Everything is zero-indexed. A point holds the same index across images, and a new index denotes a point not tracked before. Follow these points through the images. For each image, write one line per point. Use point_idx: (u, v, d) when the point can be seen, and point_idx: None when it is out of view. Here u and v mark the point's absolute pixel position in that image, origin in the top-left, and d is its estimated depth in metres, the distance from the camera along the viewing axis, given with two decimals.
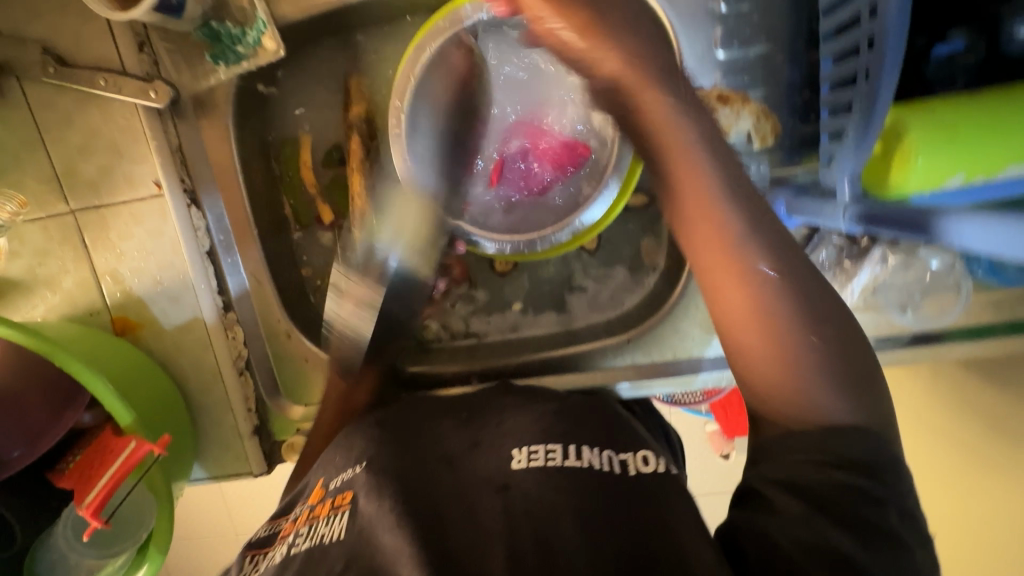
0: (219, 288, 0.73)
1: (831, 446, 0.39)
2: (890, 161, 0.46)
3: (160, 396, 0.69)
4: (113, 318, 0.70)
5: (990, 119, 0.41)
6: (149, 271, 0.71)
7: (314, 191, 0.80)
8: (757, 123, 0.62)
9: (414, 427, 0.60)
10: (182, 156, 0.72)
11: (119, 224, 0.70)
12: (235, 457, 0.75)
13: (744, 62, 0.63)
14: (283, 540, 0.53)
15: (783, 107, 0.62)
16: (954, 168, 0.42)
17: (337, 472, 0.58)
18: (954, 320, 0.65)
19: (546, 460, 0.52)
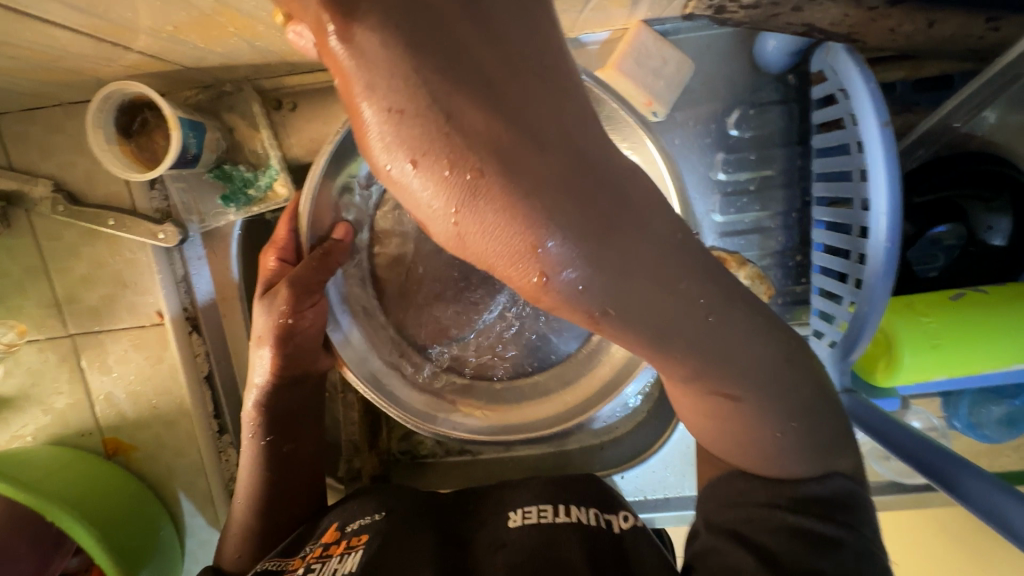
0: (216, 411, 0.73)
1: (783, 489, 0.43)
2: (885, 358, 0.58)
3: (151, 525, 0.67)
4: (105, 440, 0.71)
5: (965, 341, 0.56)
6: (144, 395, 0.71)
7: None
8: (756, 286, 0.67)
9: (421, 502, 0.62)
10: (187, 284, 0.73)
11: (117, 349, 0.71)
12: None
13: (740, 226, 0.70)
14: (292, 573, 0.54)
15: (778, 268, 0.71)
16: (937, 370, 0.56)
17: (354, 517, 0.60)
18: None
19: (539, 518, 0.57)
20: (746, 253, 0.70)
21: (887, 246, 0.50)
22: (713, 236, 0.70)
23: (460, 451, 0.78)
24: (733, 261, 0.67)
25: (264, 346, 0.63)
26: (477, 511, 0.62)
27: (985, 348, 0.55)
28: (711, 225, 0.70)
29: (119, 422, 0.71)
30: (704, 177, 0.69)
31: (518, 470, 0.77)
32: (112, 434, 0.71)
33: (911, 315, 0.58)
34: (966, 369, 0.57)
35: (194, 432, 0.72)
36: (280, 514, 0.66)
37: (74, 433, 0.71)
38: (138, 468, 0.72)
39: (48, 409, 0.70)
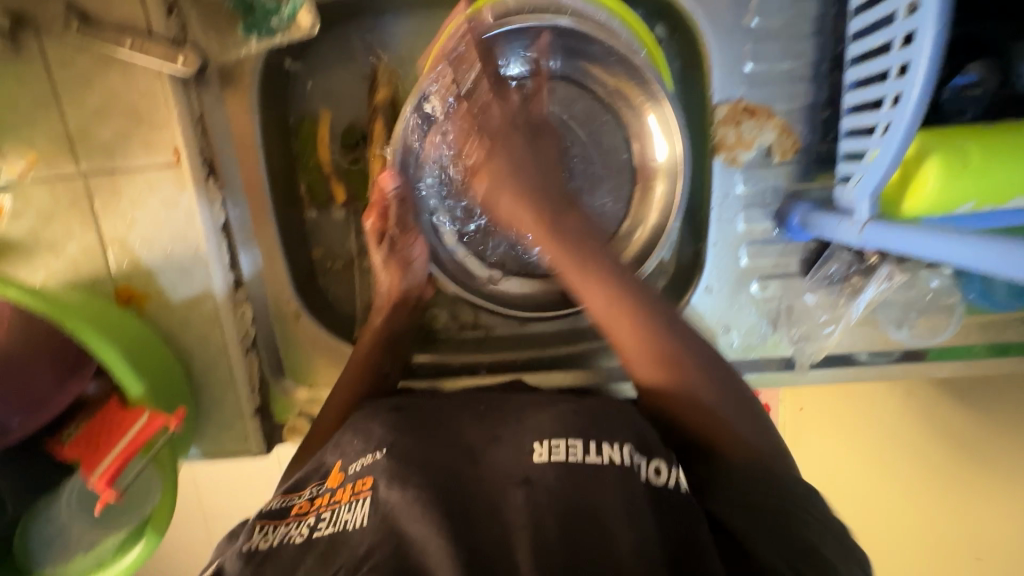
0: (231, 264, 0.71)
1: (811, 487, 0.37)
2: (906, 185, 0.53)
3: (162, 378, 0.67)
4: (118, 288, 0.69)
5: (1003, 161, 0.49)
6: (159, 242, 0.68)
7: (331, 171, 0.78)
8: (779, 138, 0.65)
9: (433, 418, 0.60)
10: (203, 127, 0.67)
11: (132, 192, 0.67)
12: (236, 436, 0.74)
13: (769, 76, 0.64)
14: (302, 520, 0.52)
15: (805, 124, 0.65)
16: (966, 195, 0.50)
17: (357, 456, 0.57)
18: (943, 338, 0.68)
19: (568, 455, 0.50)
20: (775, 107, 0.64)
21: (925, 85, 0.46)
22: (741, 87, 0.64)
23: (473, 325, 0.79)
24: (757, 112, 0.64)
25: (385, 271, 0.71)
26: (488, 417, 0.59)
27: (1010, 168, 0.49)
28: (741, 78, 0.64)
29: (133, 270, 0.69)
30: (733, 20, 0.62)
31: (527, 343, 0.77)
32: (125, 282, 0.69)
33: (944, 140, 0.52)
34: (995, 197, 0.50)
35: (209, 286, 0.69)
36: (329, 416, 0.67)
37: (86, 280, 0.69)
38: (154, 319, 0.70)
39: (60, 253, 0.68)
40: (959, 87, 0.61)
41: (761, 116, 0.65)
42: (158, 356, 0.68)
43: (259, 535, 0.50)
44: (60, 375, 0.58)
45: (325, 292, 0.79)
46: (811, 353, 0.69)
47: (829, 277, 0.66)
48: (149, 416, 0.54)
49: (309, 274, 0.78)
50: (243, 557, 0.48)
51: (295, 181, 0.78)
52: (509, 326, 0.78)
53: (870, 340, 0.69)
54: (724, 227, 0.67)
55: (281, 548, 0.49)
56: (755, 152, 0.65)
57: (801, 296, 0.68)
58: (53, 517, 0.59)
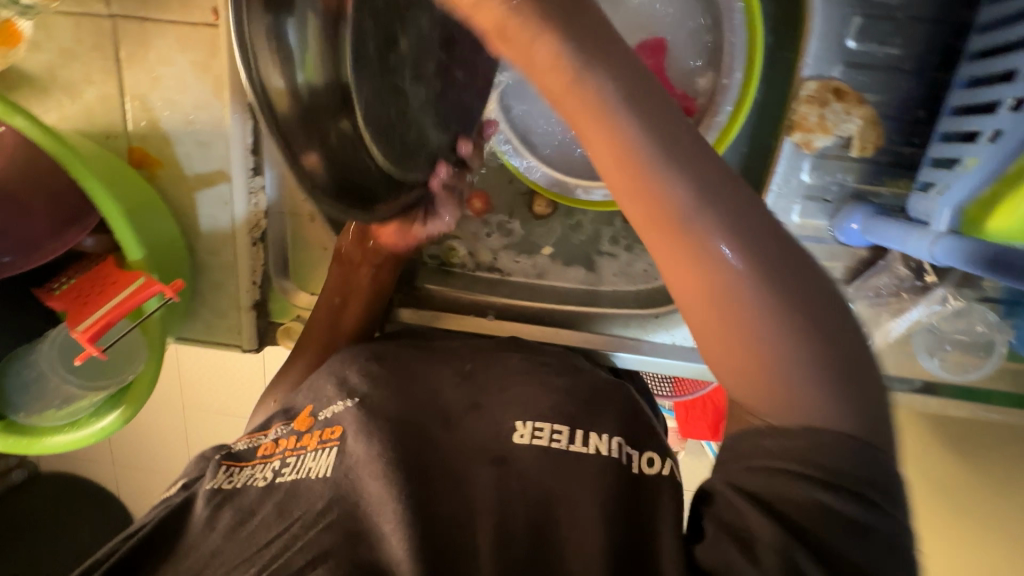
0: (253, 146, 0.66)
1: (816, 463, 0.37)
2: (995, 206, 0.47)
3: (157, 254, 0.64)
4: (132, 148, 0.65)
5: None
6: (182, 105, 0.64)
7: None
8: (862, 130, 0.58)
9: (412, 371, 0.64)
10: None
11: (161, 45, 0.62)
12: (228, 327, 0.72)
13: (872, 61, 0.57)
14: (269, 462, 0.58)
15: (892, 121, 0.59)
16: None
17: (327, 403, 0.62)
18: (970, 380, 0.64)
19: (550, 441, 0.55)
20: (867, 95, 0.58)
21: None
22: (837, 66, 0.57)
23: (489, 267, 0.76)
24: (847, 96, 0.58)
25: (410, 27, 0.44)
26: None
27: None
28: (839, 54, 0.57)
29: (149, 132, 0.65)
30: None
31: (541, 295, 0.75)
32: (139, 144, 0.65)
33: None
34: None
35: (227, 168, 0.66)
36: (312, 343, 0.70)
37: (100, 132, 0.65)
38: (164, 188, 0.67)
39: (78, 97, 0.64)
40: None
41: (851, 102, 0.58)
42: (161, 227, 0.65)
43: (226, 476, 0.59)
44: (56, 225, 0.54)
45: None
46: None
47: (875, 289, 0.63)
48: (145, 280, 0.50)
49: None
50: (209, 497, 0.57)
51: None
52: (526, 275, 0.75)
53: (896, 363, 0.65)
54: (778, 219, 0.62)
55: (245, 490, 0.56)
56: (833, 140, 0.59)
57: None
58: (35, 363, 0.59)
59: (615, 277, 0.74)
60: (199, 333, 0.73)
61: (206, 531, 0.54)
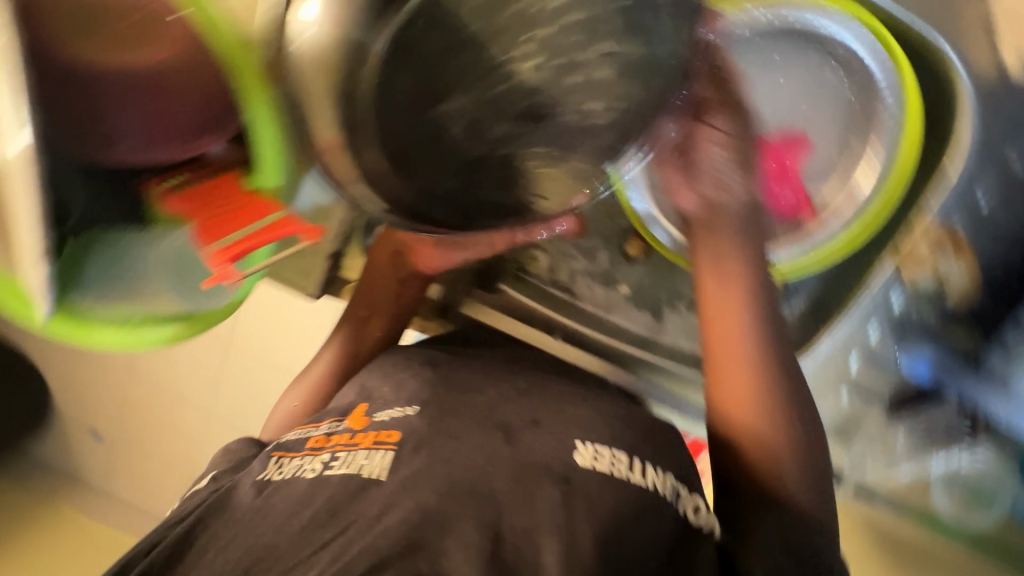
0: None
1: (796, 538, 0.50)
2: None
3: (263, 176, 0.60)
4: None
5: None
6: None
7: None
8: (957, 279, 0.62)
9: (468, 386, 0.64)
10: None
11: None
12: (296, 271, 0.69)
13: (992, 224, 0.61)
14: (318, 455, 0.56)
15: (985, 288, 0.63)
16: None
17: (384, 408, 0.62)
18: (971, 527, 0.68)
19: (612, 468, 0.55)
20: (978, 252, 0.62)
21: None
22: (962, 219, 0.61)
23: (563, 285, 0.76)
24: (959, 245, 0.62)
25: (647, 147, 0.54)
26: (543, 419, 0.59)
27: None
28: (968, 213, 0.61)
29: None
30: (1000, 150, 0.59)
31: (603, 328, 0.76)
32: None
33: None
34: None
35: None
36: (369, 313, 0.71)
37: None
38: None
39: None
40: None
41: (959, 250, 0.62)
42: None
43: (275, 467, 0.56)
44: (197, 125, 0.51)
45: None
46: (860, 476, 0.69)
47: (921, 422, 0.66)
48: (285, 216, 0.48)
49: None
50: (257, 488, 0.54)
51: None
52: (594, 304, 0.76)
53: (906, 493, 0.69)
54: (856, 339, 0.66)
55: (294, 482, 0.54)
56: (928, 280, 0.63)
57: (880, 429, 0.68)
58: (123, 242, 0.52)
59: (677, 332, 0.75)
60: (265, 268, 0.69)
61: (257, 517, 0.51)
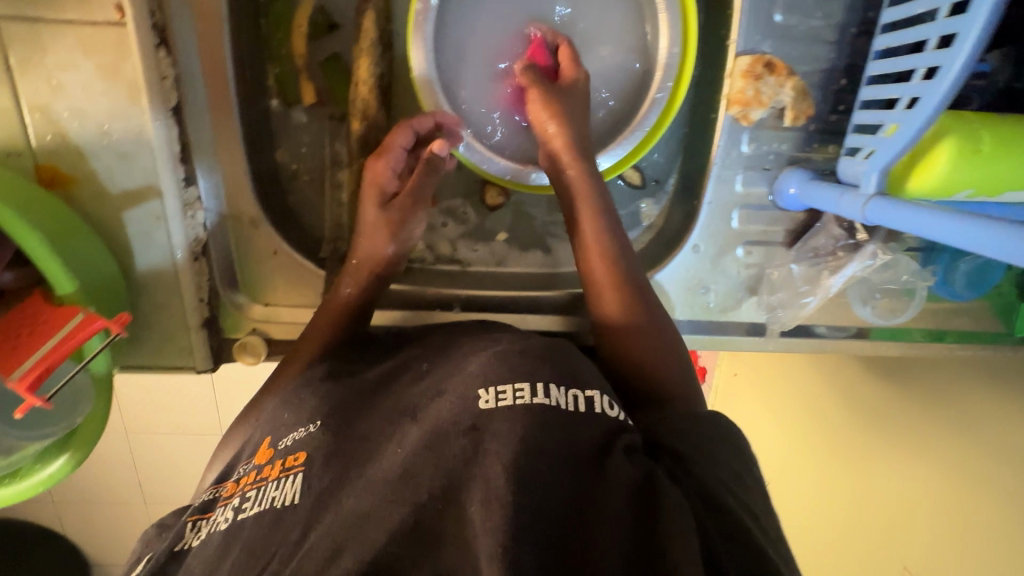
0: (184, 157, 0.62)
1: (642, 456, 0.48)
2: (917, 166, 0.59)
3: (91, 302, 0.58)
4: (40, 165, 0.59)
5: (1009, 154, 0.56)
6: (93, 115, 0.58)
7: (302, 63, 0.70)
8: (795, 101, 0.71)
9: (355, 414, 0.57)
10: (162, 33, 0.57)
11: (60, 51, 0.56)
12: (179, 348, 0.68)
13: (796, 32, 0.69)
14: (229, 500, 0.54)
15: (822, 90, 0.72)
16: (966, 185, 0.58)
17: (286, 432, 0.58)
18: (901, 322, 0.77)
19: (515, 400, 0.48)
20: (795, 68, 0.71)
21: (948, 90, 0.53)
22: (766, 42, 0.70)
23: (450, 258, 0.83)
24: (779, 69, 0.70)
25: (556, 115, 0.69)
26: (447, 390, 0.53)
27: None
28: (769, 29, 0.69)
29: (59, 146, 0.59)
30: None
31: (499, 281, 0.81)
32: (48, 160, 0.59)
33: (962, 120, 0.58)
34: (990, 188, 0.58)
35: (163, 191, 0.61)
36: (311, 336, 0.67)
37: None
38: (86, 206, 0.62)
39: None
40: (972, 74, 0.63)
41: (783, 74, 0.70)
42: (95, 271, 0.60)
43: (192, 532, 0.55)
44: None
45: (290, 199, 0.74)
46: (785, 320, 0.77)
47: (814, 250, 0.75)
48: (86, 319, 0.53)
49: (273, 180, 0.73)
50: (179, 556, 0.54)
51: (263, 74, 0.71)
52: (485, 262, 0.83)
53: (833, 315, 0.78)
54: (724, 185, 0.74)
55: (210, 538, 0.52)
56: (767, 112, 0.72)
57: (780, 272, 0.76)
58: None
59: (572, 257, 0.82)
60: (143, 362, 0.68)
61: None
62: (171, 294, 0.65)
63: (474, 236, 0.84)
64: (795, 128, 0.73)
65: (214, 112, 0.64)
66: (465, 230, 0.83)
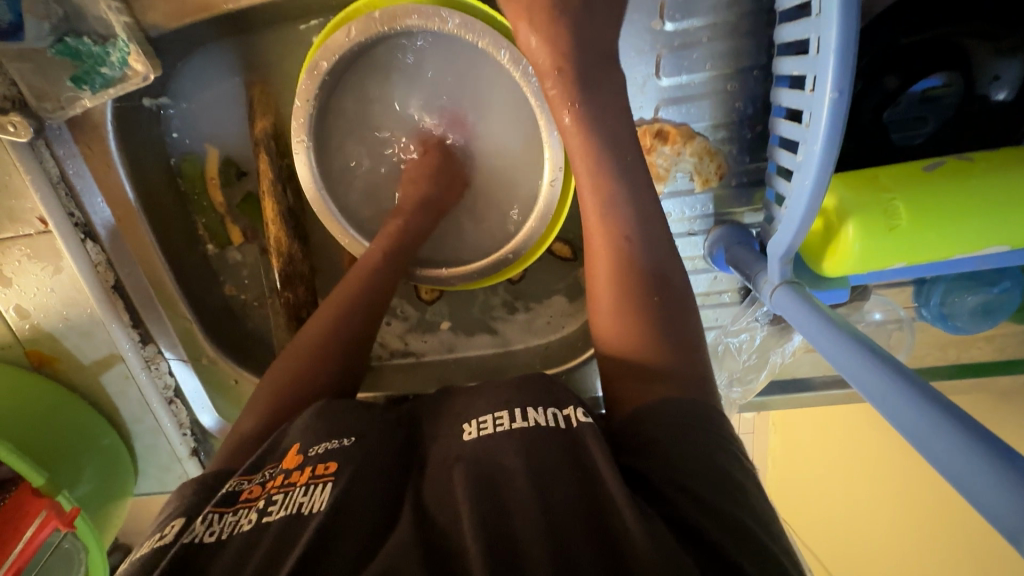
0: (134, 322, 0.70)
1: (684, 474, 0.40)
2: (829, 243, 0.49)
3: (88, 459, 0.67)
4: (27, 352, 0.69)
5: (934, 217, 0.46)
6: (53, 307, 0.67)
7: (223, 210, 0.76)
8: (699, 164, 0.60)
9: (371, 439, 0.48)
10: (86, 225, 0.66)
11: (11, 262, 0.65)
12: (177, 476, 0.77)
13: (689, 91, 0.58)
14: (249, 504, 0.43)
15: (734, 144, 0.60)
16: (894, 258, 0.48)
17: (317, 437, 0.48)
18: None
19: (495, 428, 0.45)
20: (694, 127, 0.60)
21: (820, 172, 0.43)
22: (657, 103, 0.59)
23: (404, 352, 0.78)
24: (674, 135, 0.60)
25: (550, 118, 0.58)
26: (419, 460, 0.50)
27: (959, 234, 0.46)
28: (654, 93, 0.59)
29: (37, 335, 0.68)
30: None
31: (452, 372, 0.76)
32: (33, 347, 0.69)
33: (871, 192, 0.48)
34: (931, 257, 0.48)
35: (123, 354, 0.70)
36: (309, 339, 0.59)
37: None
38: (70, 379, 0.71)
39: None
40: (921, 92, 0.53)
41: (679, 140, 0.60)
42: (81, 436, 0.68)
43: (205, 526, 0.41)
44: None
45: (243, 329, 0.79)
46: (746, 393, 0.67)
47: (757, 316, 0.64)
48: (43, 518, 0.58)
49: (227, 312, 0.79)
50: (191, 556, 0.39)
51: (193, 224, 0.77)
52: (437, 351, 0.78)
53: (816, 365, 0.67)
54: None
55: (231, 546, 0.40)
56: (676, 180, 0.62)
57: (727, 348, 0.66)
58: None
59: (521, 334, 0.76)
60: (152, 487, 0.78)
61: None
62: (156, 433, 0.74)
63: (422, 328, 0.79)
64: (709, 192, 0.62)
65: (150, 277, 0.71)
66: (413, 324, 0.79)
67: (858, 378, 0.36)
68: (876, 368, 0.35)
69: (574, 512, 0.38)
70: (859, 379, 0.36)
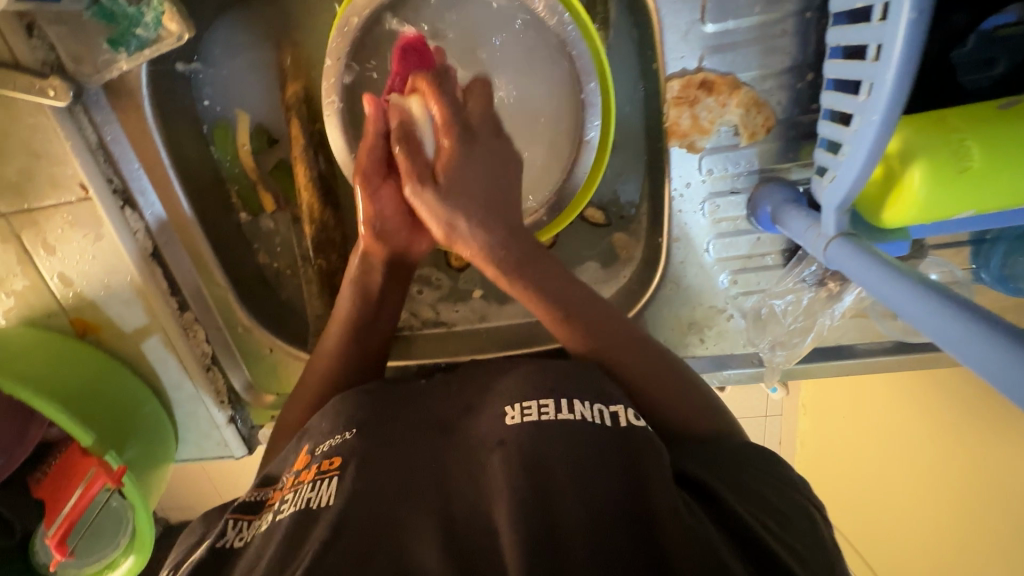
0: (172, 289, 0.71)
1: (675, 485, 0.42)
2: (893, 190, 0.46)
3: (130, 424, 0.68)
4: (71, 320, 0.69)
5: (1014, 162, 0.42)
6: (93, 274, 0.67)
7: (256, 176, 0.77)
8: (745, 118, 0.58)
9: (390, 429, 0.50)
10: (124, 191, 0.66)
11: (53, 230, 0.64)
12: (215, 442, 0.78)
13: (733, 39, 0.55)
14: (269, 508, 0.48)
15: (782, 95, 0.57)
16: (964, 206, 0.44)
17: (323, 437, 0.52)
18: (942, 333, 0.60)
19: (539, 417, 0.46)
20: (740, 77, 0.57)
21: (887, 110, 0.40)
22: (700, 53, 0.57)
23: (434, 322, 0.77)
24: (718, 86, 0.57)
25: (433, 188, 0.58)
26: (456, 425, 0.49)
27: None
28: (697, 41, 0.56)
29: (79, 302, 0.68)
30: None
31: (483, 342, 0.75)
32: (76, 314, 0.69)
33: (942, 133, 0.44)
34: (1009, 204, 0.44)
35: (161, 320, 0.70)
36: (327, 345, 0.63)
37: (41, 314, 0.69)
38: (112, 347, 0.71)
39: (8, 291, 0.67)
40: (990, 30, 0.49)
41: (724, 91, 0.57)
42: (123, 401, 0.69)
43: (234, 531, 0.48)
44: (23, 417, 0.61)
45: (275, 299, 0.79)
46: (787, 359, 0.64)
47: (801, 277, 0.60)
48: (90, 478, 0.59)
49: (259, 281, 0.79)
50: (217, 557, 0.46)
51: (226, 192, 0.77)
52: (467, 320, 0.77)
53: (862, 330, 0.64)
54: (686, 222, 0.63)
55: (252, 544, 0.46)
56: (720, 134, 0.59)
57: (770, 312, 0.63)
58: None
59: None
60: (190, 454, 0.79)
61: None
62: (194, 400, 0.75)
63: (453, 297, 0.78)
64: (755, 147, 0.59)
65: (186, 245, 0.71)
66: (442, 294, 0.78)
67: (930, 324, 0.33)
68: (948, 312, 0.32)
69: (594, 516, 0.39)
70: (932, 325, 0.33)
